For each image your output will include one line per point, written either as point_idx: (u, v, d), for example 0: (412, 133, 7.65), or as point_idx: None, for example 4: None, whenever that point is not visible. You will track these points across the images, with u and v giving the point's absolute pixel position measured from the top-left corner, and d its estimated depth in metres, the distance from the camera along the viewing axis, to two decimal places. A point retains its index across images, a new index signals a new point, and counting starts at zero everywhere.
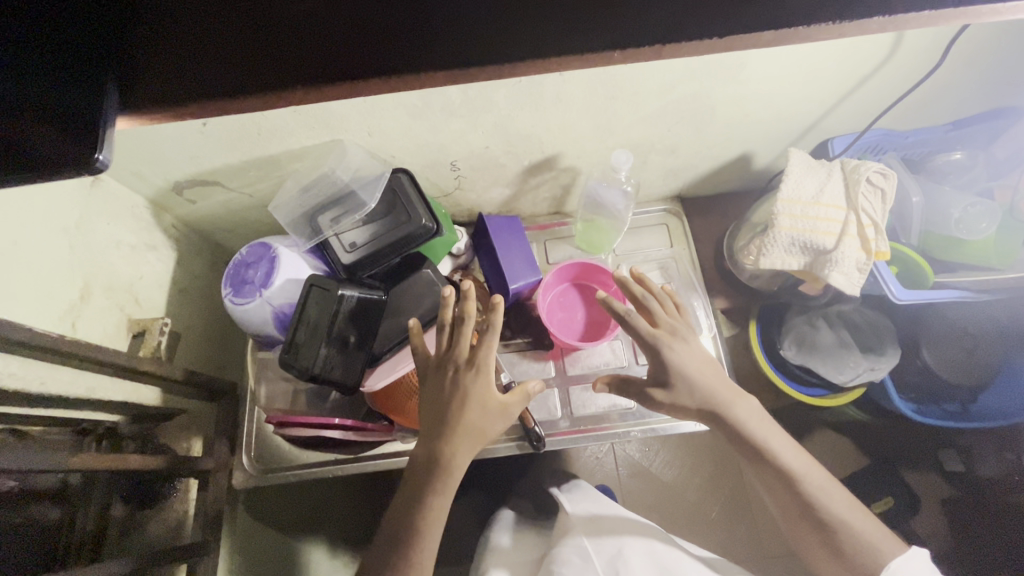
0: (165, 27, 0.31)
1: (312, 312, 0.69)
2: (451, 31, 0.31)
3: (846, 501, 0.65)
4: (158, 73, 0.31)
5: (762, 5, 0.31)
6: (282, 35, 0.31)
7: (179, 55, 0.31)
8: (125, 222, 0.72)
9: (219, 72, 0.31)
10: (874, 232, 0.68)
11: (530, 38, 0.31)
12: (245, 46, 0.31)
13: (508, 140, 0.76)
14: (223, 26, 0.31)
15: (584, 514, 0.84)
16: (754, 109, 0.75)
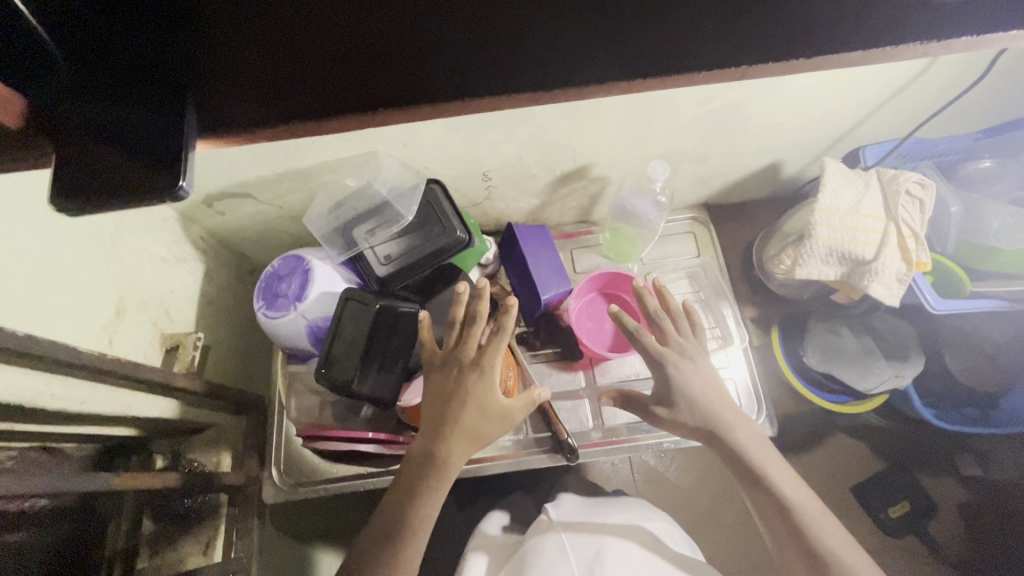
0: (243, 50, 0.31)
1: (348, 328, 0.69)
2: (541, 53, 0.31)
3: (838, 533, 0.64)
4: (233, 97, 0.31)
5: (849, 27, 0.31)
6: (366, 63, 0.31)
7: (260, 81, 0.31)
8: (156, 235, 0.71)
9: (301, 98, 0.31)
10: (913, 242, 0.68)
11: (615, 65, 0.31)
12: (328, 73, 0.31)
13: (541, 151, 0.75)
14: (306, 53, 0.31)
15: (567, 513, 0.84)
16: (790, 119, 0.75)
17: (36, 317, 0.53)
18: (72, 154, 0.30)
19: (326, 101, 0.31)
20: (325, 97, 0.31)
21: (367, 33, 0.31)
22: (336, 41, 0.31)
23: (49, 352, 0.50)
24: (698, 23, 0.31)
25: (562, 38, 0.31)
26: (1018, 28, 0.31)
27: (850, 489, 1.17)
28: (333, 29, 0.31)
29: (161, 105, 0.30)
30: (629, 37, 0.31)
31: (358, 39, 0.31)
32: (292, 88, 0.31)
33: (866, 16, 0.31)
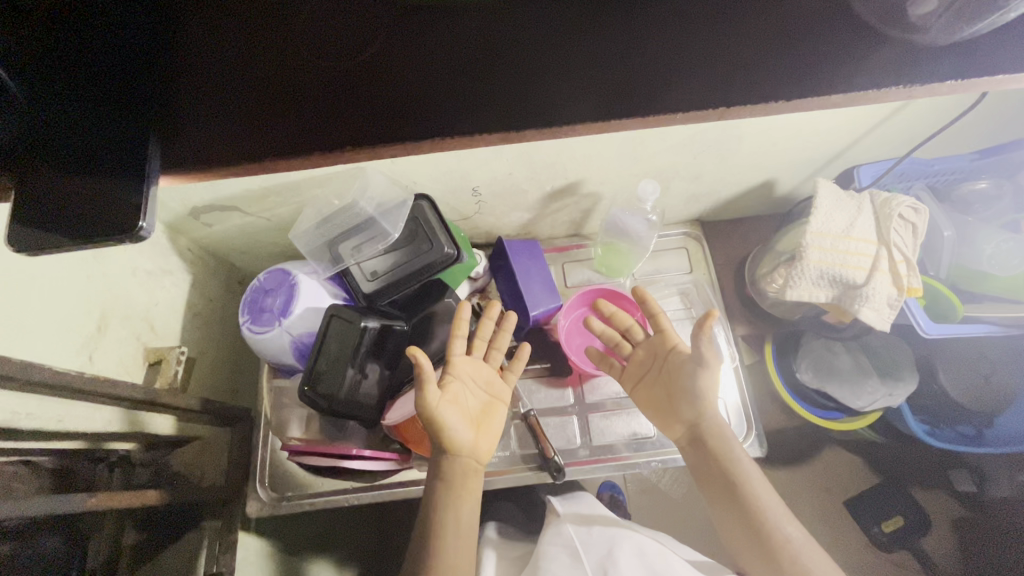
0: (215, 83, 0.31)
1: (332, 346, 0.67)
2: (504, 95, 0.31)
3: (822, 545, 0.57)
4: (198, 136, 0.30)
5: (828, 70, 0.31)
6: (356, 102, 0.31)
7: (229, 114, 0.31)
8: (141, 247, 0.71)
9: (273, 134, 0.31)
10: (906, 267, 0.67)
11: (594, 105, 0.31)
12: (309, 111, 0.31)
13: (531, 168, 0.75)
14: (283, 98, 0.31)
15: (576, 513, 0.84)
16: (782, 140, 0.74)
17: (17, 336, 0.52)
18: (34, 189, 0.30)
19: (306, 134, 0.31)
20: (302, 133, 0.31)
21: (359, 69, 0.31)
22: (321, 76, 0.31)
23: (27, 374, 0.50)
24: (675, 62, 0.31)
25: (548, 78, 0.31)
26: (1008, 71, 0.31)
27: (843, 503, 1.17)
28: (312, 65, 0.31)
29: (122, 140, 0.30)
30: (608, 77, 0.31)
31: (347, 75, 0.31)
32: (266, 122, 0.31)
33: (850, 54, 0.31)
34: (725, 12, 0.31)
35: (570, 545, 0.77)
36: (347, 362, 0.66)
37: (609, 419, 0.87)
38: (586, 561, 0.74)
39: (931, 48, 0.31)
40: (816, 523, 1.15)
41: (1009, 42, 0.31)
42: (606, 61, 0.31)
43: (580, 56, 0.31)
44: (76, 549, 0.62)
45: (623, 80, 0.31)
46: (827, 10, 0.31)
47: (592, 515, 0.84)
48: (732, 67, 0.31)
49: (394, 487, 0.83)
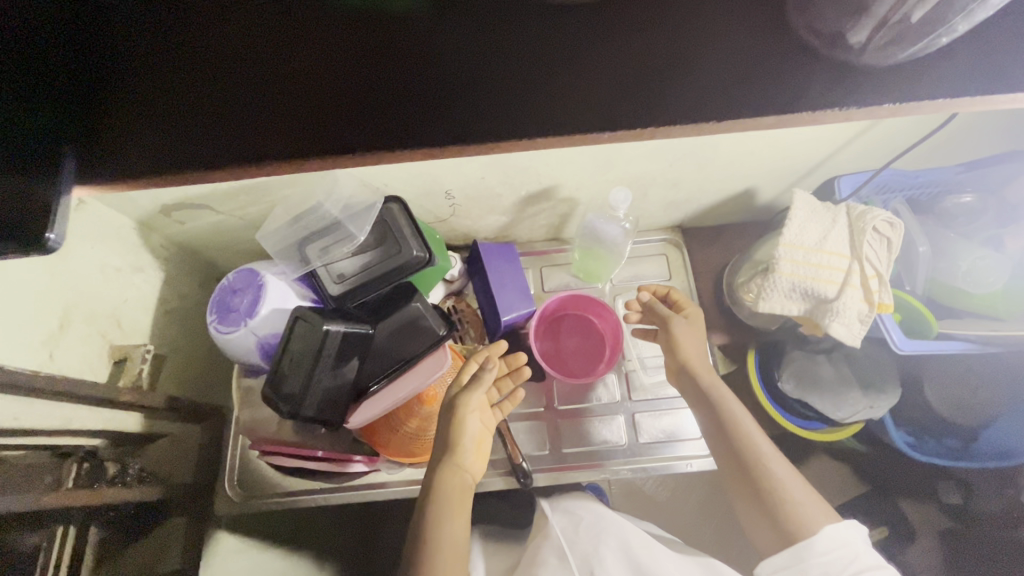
0: (167, 92, 0.31)
1: (297, 345, 0.66)
2: (486, 104, 0.31)
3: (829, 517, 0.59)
4: (125, 150, 0.31)
5: (761, 92, 0.30)
6: (313, 112, 0.31)
7: (171, 121, 0.31)
8: (110, 245, 0.71)
9: (216, 139, 0.31)
10: (877, 282, 0.66)
11: (548, 120, 0.31)
12: (265, 123, 0.31)
13: (504, 173, 0.74)
14: (248, 112, 0.31)
15: (563, 511, 0.82)
16: (761, 150, 0.72)
17: None
18: None
19: (256, 139, 0.31)
20: (250, 138, 0.31)
21: (321, 85, 0.31)
22: (281, 88, 0.31)
23: None
24: (647, 77, 0.31)
25: (528, 94, 0.31)
26: (950, 93, 0.30)
27: None
28: (272, 81, 0.31)
29: (30, 153, 0.29)
30: (580, 89, 0.31)
31: (309, 88, 0.31)
32: (214, 128, 0.31)
33: (785, 78, 0.31)
34: (667, 35, 0.31)
35: (557, 546, 0.76)
36: (308, 368, 0.65)
37: (581, 426, 0.86)
38: (572, 562, 0.73)
39: (871, 69, 0.30)
40: None
41: (949, 66, 0.30)
42: (551, 88, 0.31)
43: (537, 81, 0.31)
44: (46, 539, 0.60)
45: (596, 94, 0.31)
46: (761, 34, 0.31)
47: (580, 509, 0.82)
48: (671, 90, 0.31)
49: (362, 489, 0.83)
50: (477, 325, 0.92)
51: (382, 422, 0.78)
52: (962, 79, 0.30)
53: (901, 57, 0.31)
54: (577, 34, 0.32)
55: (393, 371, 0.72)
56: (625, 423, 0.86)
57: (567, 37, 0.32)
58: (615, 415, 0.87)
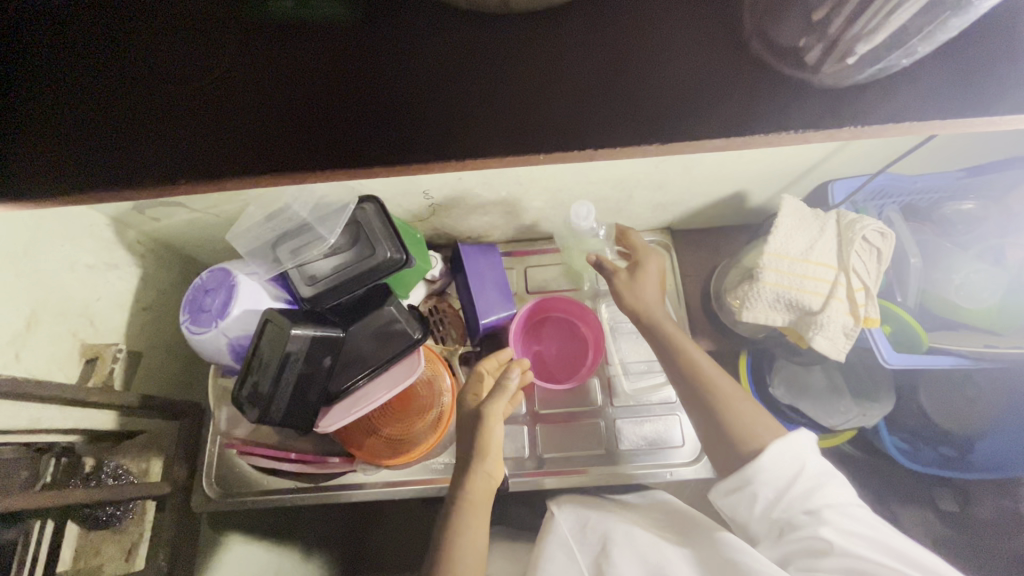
0: (124, 112, 0.33)
1: (265, 348, 0.65)
2: (430, 124, 0.31)
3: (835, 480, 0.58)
4: (36, 170, 0.31)
5: (708, 116, 0.30)
6: (267, 133, 0.32)
7: (128, 140, 0.32)
8: (81, 243, 0.70)
9: (171, 158, 0.32)
10: (864, 295, 0.64)
11: (502, 140, 0.31)
12: (192, 143, 0.32)
13: (482, 174, 0.72)
14: (172, 135, 0.32)
15: (572, 510, 0.79)
16: (749, 155, 0.69)
17: None
18: None
19: (210, 158, 0.32)
20: (204, 157, 0.32)
21: (264, 104, 0.32)
22: (238, 110, 0.33)
23: None
24: (586, 96, 0.31)
25: (469, 117, 0.31)
26: (904, 118, 0.29)
27: None
28: (220, 102, 0.33)
29: None
30: (521, 111, 0.31)
31: (257, 110, 0.32)
32: (167, 147, 0.32)
33: (730, 100, 0.30)
34: (612, 59, 0.31)
35: (564, 544, 0.72)
36: (275, 371, 0.64)
37: (562, 431, 0.85)
38: (581, 562, 0.69)
39: (825, 90, 0.31)
40: None
41: (906, 89, 0.30)
42: (508, 113, 0.31)
43: (493, 106, 0.31)
44: (22, 534, 0.63)
45: (536, 115, 0.31)
46: (704, 59, 0.31)
47: (588, 507, 0.78)
48: (614, 110, 0.31)
49: (338, 489, 0.83)
50: (459, 326, 0.90)
51: (358, 427, 0.78)
52: (912, 102, 0.30)
53: (860, 77, 0.31)
54: (534, 58, 0.32)
55: (365, 372, 0.71)
56: (605, 429, 0.85)
57: (512, 59, 0.32)
58: (596, 421, 0.85)
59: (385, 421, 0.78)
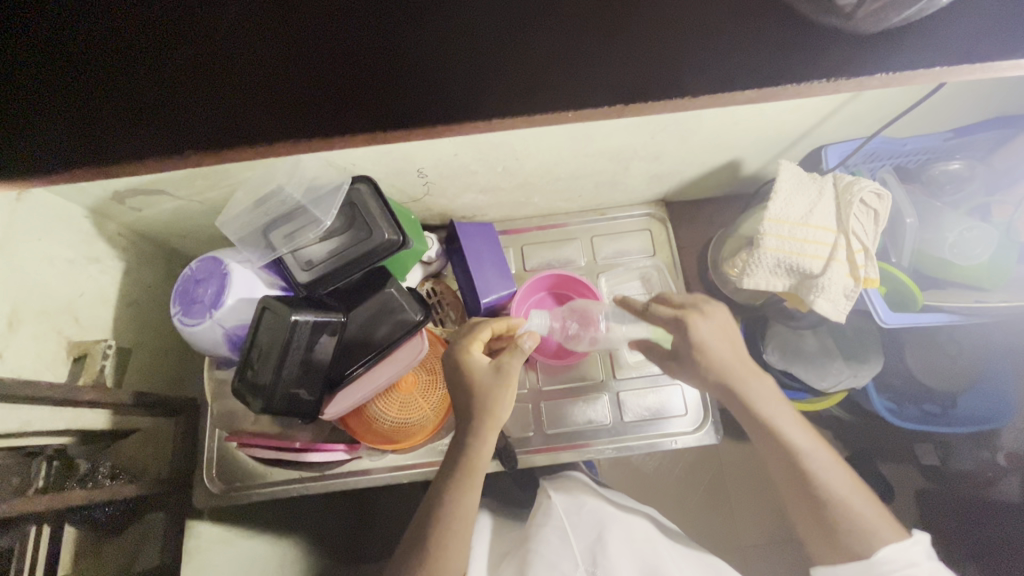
0: (144, 77, 0.33)
1: (264, 338, 0.64)
2: (422, 89, 0.32)
3: (855, 486, 0.59)
4: (45, 147, 0.33)
5: (738, 68, 0.30)
6: (282, 94, 0.32)
7: (153, 107, 0.33)
8: (61, 235, 0.66)
9: (199, 124, 0.33)
10: (863, 257, 0.65)
11: (523, 98, 0.31)
12: (188, 114, 0.33)
13: (477, 149, 0.70)
14: (167, 104, 0.33)
15: (566, 490, 0.82)
16: (746, 120, 0.69)
17: None
18: None
19: (238, 121, 0.33)
20: (233, 122, 0.33)
21: (251, 67, 0.33)
22: (224, 74, 0.33)
23: None
24: (604, 45, 0.31)
25: (466, 78, 0.31)
26: (936, 65, 0.29)
27: None
28: (208, 66, 0.33)
29: None
30: (532, 68, 0.31)
31: (245, 73, 0.33)
32: (193, 114, 0.33)
33: (758, 49, 0.30)
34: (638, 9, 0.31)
35: (559, 527, 0.74)
36: (275, 360, 0.62)
37: (565, 407, 0.85)
38: (575, 547, 0.71)
39: (860, 36, 0.30)
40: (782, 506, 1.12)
41: (939, 32, 0.30)
42: (531, 69, 0.31)
43: (516, 54, 0.31)
44: (18, 540, 0.59)
45: (548, 67, 0.31)
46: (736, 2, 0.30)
47: (583, 493, 0.81)
48: (642, 68, 0.31)
49: (344, 476, 0.82)
50: (458, 308, 0.89)
51: (361, 414, 0.76)
52: (942, 45, 0.30)
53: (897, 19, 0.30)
54: (550, 12, 0.31)
55: (371, 355, 0.70)
56: (610, 402, 0.85)
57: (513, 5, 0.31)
58: (600, 394, 0.86)
59: (387, 405, 0.76)
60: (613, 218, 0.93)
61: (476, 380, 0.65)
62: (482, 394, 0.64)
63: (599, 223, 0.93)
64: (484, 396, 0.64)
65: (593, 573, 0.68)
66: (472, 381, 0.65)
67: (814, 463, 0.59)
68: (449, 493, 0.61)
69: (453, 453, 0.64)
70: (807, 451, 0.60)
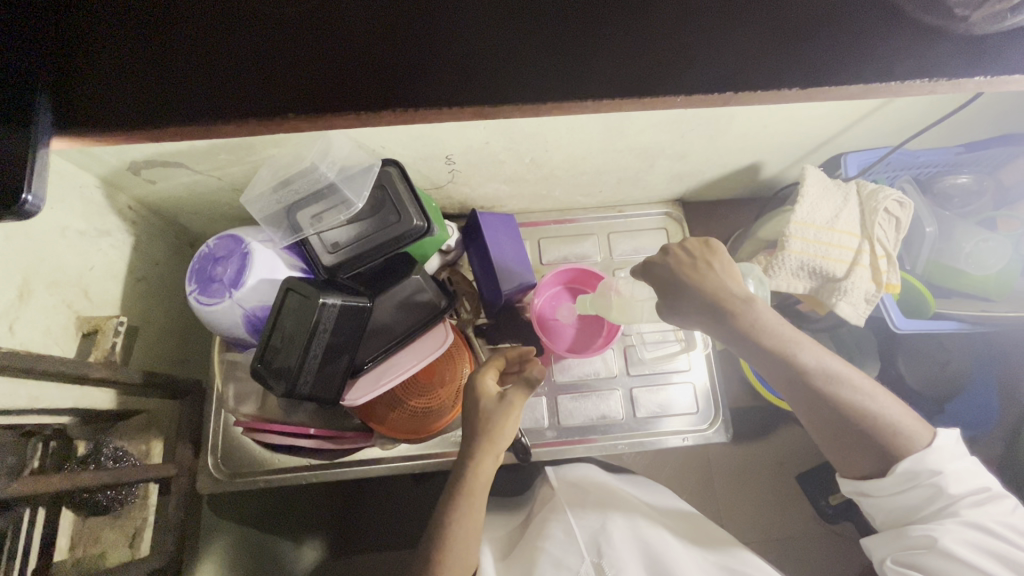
0: (213, 19, 0.30)
1: (288, 321, 0.62)
2: (507, 67, 0.32)
3: (892, 401, 0.57)
4: (106, 101, 0.31)
5: (836, 65, 0.32)
6: (360, 61, 0.31)
7: (231, 56, 0.31)
8: (72, 206, 0.63)
9: (283, 84, 0.32)
10: (885, 262, 0.67)
11: (621, 80, 0.33)
12: (257, 75, 0.31)
13: (510, 138, 0.69)
14: (233, 63, 0.31)
15: (569, 483, 0.81)
16: (776, 123, 0.70)
17: None
18: None
19: (325, 83, 0.32)
20: (320, 85, 0.32)
21: (324, 30, 0.31)
22: (294, 33, 0.31)
23: None
24: (706, 33, 0.32)
25: (556, 61, 0.32)
26: (1004, 73, 0.33)
27: (797, 477, 1.15)
28: (277, 21, 0.30)
29: (9, 106, 0.30)
30: (640, 51, 0.32)
31: (320, 35, 0.31)
32: (274, 71, 0.31)
33: (864, 47, 0.32)
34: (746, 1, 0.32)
35: (563, 519, 0.73)
36: (299, 345, 0.61)
37: (579, 401, 0.86)
38: (578, 538, 0.69)
39: (956, 45, 0.32)
40: (772, 506, 1.14)
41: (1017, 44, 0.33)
42: (627, 50, 0.32)
43: (620, 38, 0.32)
44: (11, 526, 0.56)
45: (655, 52, 0.32)
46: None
47: (586, 484, 0.80)
48: (746, 62, 0.32)
49: (354, 465, 0.81)
50: (474, 298, 0.88)
51: (380, 399, 0.75)
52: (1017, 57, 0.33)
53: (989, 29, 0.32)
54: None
55: (390, 349, 0.69)
56: (622, 397, 0.86)
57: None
58: (614, 389, 0.86)
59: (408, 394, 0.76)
60: (630, 215, 0.94)
61: (483, 406, 0.65)
62: (487, 418, 0.64)
63: (615, 219, 0.93)
64: (488, 423, 0.64)
65: (598, 563, 0.66)
66: (477, 407, 0.65)
67: (847, 388, 0.57)
68: (450, 515, 0.62)
69: (455, 470, 0.64)
70: (838, 373, 0.57)
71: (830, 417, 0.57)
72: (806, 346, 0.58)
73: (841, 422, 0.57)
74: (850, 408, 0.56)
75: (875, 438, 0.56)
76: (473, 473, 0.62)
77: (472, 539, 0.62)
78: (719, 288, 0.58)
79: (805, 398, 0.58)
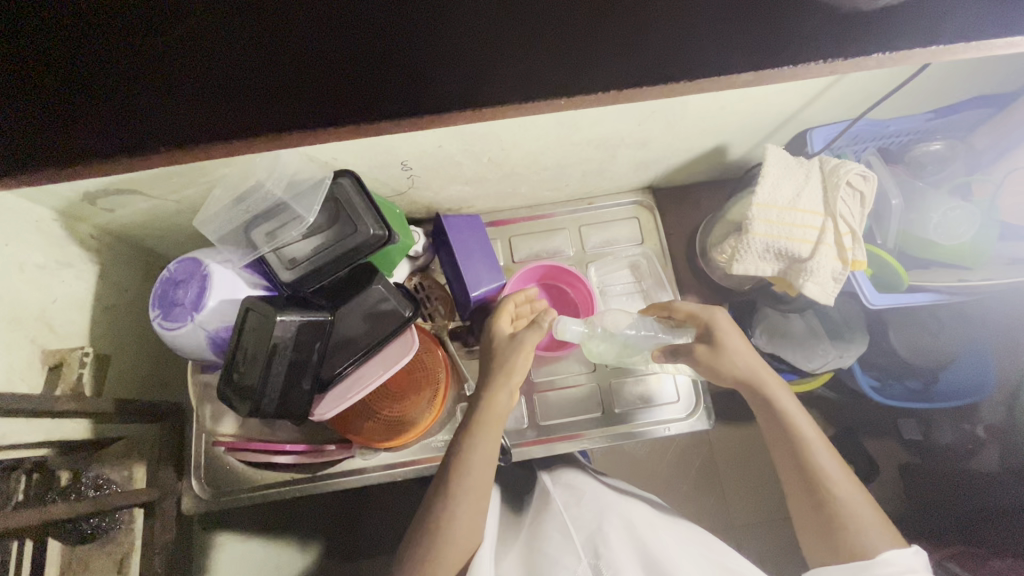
0: (205, 79, 0.37)
1: (249, 340, 0.62)
2: None
3: (857, 490, 0.60)
4: (119, 129, 0.39)
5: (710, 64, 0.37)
6: (321, 93, 0.39)
7: (221, 101, 0.38)
8: (28, 240, 0.63)
9: (271, 117, 0.39)
10: (850, 239, 0.65)
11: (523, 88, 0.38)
12: (244, 111, 0.39)
13: (463, 140, 0.68)
14: (221, 105, 0.38)
15: (566, 484, 0.81)
16: (735, 105, 0.68)
17: None
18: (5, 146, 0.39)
19: (307, 113, 0.39)
20: (296, 117, 0.39)
21: (296, 78, 0.38)
22: (278, 82, 0.38)
23: None
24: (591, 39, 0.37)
25: None
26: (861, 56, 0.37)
27: None
28: (262, 75, 0.38)
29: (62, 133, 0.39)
30: None
31: (295, 85, 0.38)
32: (264, 112, 0.39)
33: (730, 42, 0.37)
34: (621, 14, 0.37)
35: (560, 520, 0.73)
36: (261, 366, 0.61)
37: (558, 398, 0.85)
38: (576, 539, 0.69)
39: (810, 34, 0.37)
40: (770, 486, 1.14)
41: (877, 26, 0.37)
42: None
43: None
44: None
45: None
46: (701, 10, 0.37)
47: (583, 486, 0.80)
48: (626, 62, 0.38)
49: (337, 476, 0.81)
50: (447, 302, 0.89)
51: (356, 412, 0.76)
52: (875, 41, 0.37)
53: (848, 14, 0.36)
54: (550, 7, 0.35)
55: (356, 361, 0.69)
56: (603, 391, 0.85)
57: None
58: (592, 384, 0.86)
59: (381, 404, 0.77)
60: (601, 206, 0.92)
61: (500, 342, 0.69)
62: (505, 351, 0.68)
63: (585, 211, 0.92)
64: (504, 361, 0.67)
65: (596, 565, 0.66)
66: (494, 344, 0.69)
67: (819, 457, 0.61)
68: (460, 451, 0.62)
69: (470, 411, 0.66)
70: (813, 443, 0.62)
71: (798, 482, 0.62)
72: (792, 408, 0.65)
73: (805, 489, 0.61)
74: (816, 477, 0.60)
75: (829, 516, 0.59)
76: (487, 406, 0.65)
77: (480, 501, 0.61)
78: (731, 352, 0.67)
79: (782, 460, 0.64)
